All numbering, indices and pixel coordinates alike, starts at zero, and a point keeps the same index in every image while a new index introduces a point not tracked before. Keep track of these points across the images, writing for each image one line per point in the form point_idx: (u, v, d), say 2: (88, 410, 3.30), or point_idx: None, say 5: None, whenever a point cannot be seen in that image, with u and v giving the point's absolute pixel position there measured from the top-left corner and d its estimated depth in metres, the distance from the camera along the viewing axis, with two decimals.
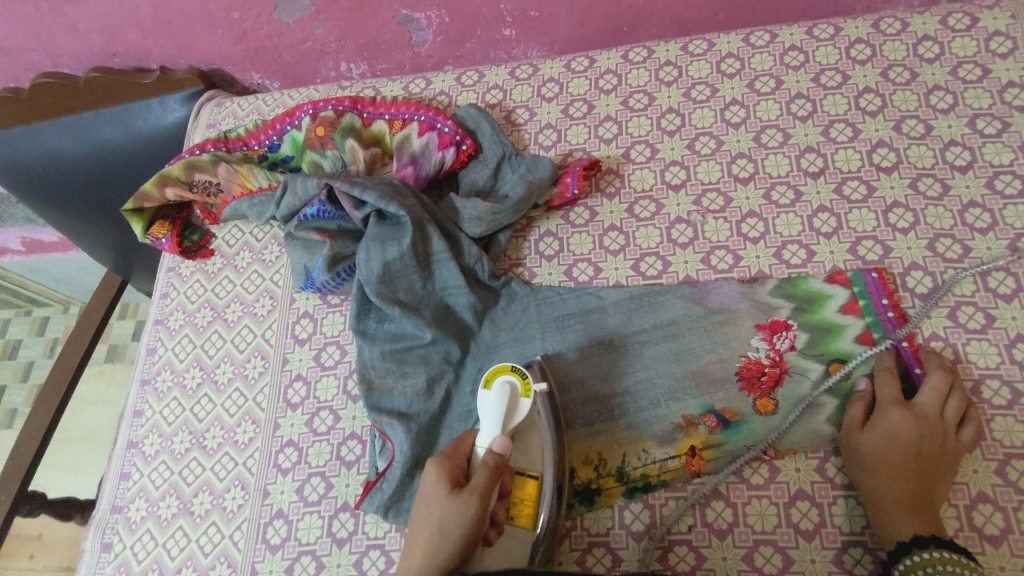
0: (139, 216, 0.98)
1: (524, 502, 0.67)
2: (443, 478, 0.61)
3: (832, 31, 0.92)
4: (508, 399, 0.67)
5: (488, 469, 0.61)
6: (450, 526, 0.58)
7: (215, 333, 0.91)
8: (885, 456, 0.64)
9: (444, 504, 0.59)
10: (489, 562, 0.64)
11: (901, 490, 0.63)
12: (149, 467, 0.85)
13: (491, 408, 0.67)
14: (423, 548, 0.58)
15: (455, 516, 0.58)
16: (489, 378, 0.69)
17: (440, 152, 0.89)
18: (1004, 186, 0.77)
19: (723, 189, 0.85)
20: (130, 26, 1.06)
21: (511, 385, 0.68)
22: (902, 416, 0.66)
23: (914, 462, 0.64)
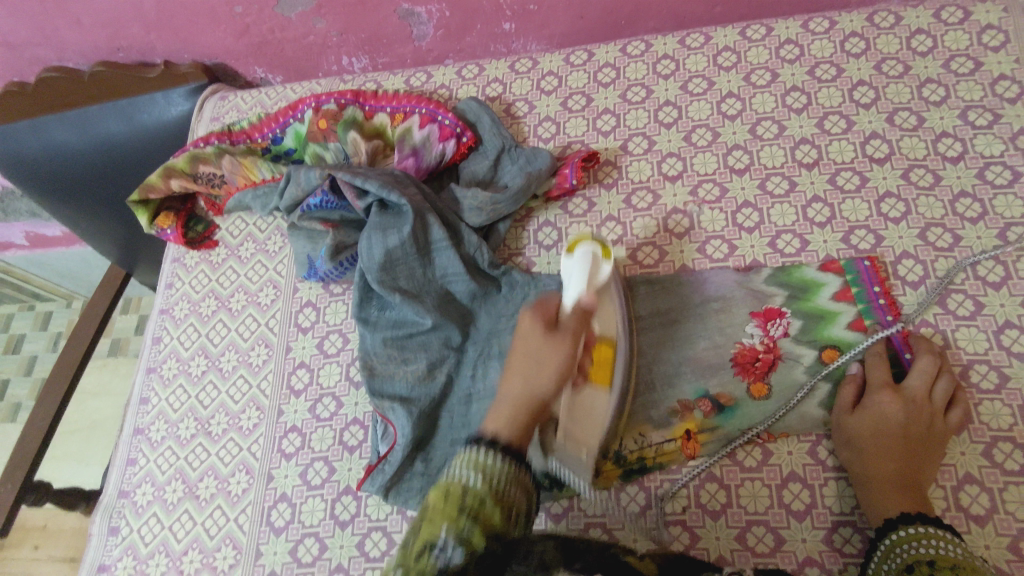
0: (144, 208, 0.99)
1: (602, 365, 0.72)
2: (535, 320, 0.68)
3: (827, 25, 0.93)
4: (592, 264, 0.71)
5: (581, 311, 0.69)
6: (541, 373, 0.64)
7: (219, 322, 0.93)
8: (873, 437, 0.66)
9: (536, 345, 0.66)
10: (573, 415, 0.71)
11: (889, 470, 0.64)
12: (155, 453, 0.86)
13: (576, 268, 0.71)
14: (525, 364, 0.65)
15: (555, 347, 0.66)
16: (571, 247, 0.73)
17: (441, 143, 0.91)
18: (995, 177, 0.79)
19: (718, 180, 0.86)
20: (135, 20, 1.08)
21: (593, 250, 0.71)
22: (891, 399, 0.67)
23: (902, 444, 0.65)
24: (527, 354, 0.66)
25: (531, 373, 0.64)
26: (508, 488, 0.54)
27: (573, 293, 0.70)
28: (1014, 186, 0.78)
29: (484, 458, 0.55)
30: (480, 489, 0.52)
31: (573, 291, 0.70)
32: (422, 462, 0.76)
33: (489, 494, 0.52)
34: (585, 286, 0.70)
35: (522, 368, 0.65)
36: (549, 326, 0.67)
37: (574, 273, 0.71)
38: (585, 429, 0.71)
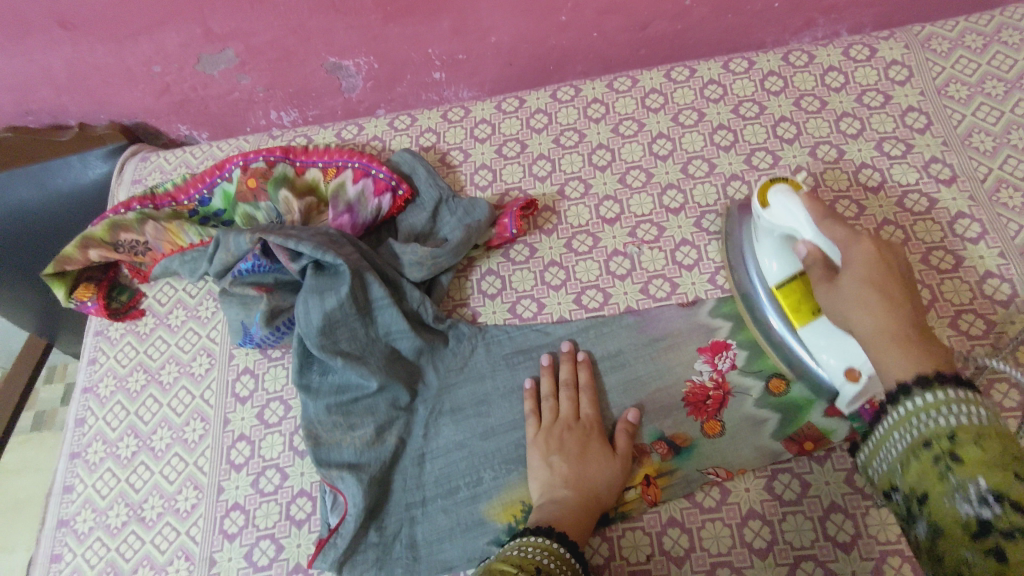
0: (61, 280, 0.92)
1: (801, 299, 0.71)
2: (827, 282, 0.64)
3: (746, 65, 0.97)
4: (794, 196, 0.68)
5: (831, 221, 0.65)
6: (854, 259, 0.62)
7: (150, 397, 0.87)
8: (868, 311, 0.60)
9: (847, 288, 0.62)
10: (839, 306, 0.63)
11: (899, 333, 0.57)
12: (82, 546, 0.79)
13: (792, 204, 0.68)
14: (886, 287, 0.60)
15: (848, 249, 0.63)
16: (762, 196, 0.71)
17: (376, 198, 0.89)
18: (912, 204, 0.83)
19: (656, 220, 0.87)
20: (45, 83, 1.03)
21: (788, 186, 0.69)
22: (868, 246, 0.62)
23: (883, 277, 0.61)
24: (871, 281, 0.61)
25: (895, 302, 0.60)
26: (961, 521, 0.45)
27: (811, 233, 0.66)
28: (932, 212, 0.82)
29: (555, 545, 0.62)
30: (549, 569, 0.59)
31: (806, 231, 0.67)
32: (376, 531, 0.73)
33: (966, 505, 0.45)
34: (811, 216, 0.67)
35: (867, 298, 0.60)
36: (840, 259, 0.64)
37: (787, 215, 0.68)
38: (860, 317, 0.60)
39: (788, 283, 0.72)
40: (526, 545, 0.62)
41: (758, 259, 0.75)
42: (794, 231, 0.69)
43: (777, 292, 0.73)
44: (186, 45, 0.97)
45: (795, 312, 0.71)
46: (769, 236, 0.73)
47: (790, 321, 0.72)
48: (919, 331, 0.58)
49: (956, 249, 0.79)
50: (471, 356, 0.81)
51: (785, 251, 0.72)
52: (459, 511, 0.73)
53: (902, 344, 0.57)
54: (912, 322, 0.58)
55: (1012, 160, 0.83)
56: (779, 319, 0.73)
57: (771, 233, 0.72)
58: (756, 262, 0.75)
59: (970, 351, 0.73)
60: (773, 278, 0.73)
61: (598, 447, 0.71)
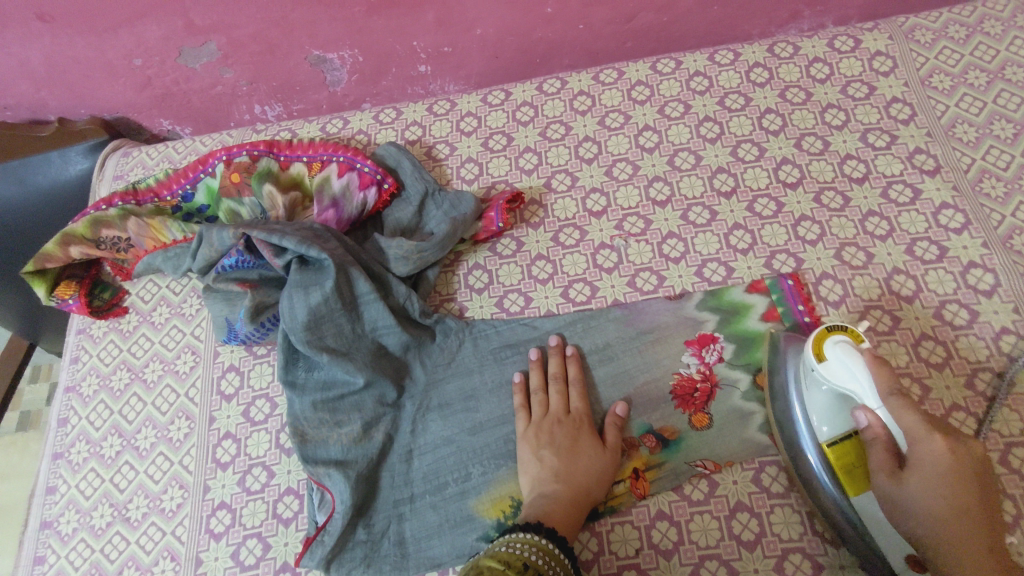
0: (41, 278, 0.90)
1: (850, 468, 0.62)
2: (891, 477, 0.57)
3: (731, 57, 0.97)
4: (859, 356, 0.60)
5: (900, 399, 0.57)
6: (923, 459, 0.56)
7: (134, 396, 0.86)
8: (932, 519, 0.55)
9: (915, 494, 0.56)
10: (909, 519, 0.56)
11: (982, 543, 0.54)
12: (66, 548, 0.78)
13: (852, 363, 0.59)
14: (959, 507, 0.55)
15: (915, 446, 0.56)
16: (817, 345, 0.62)
17: (362, 192, 0.88)
18: (897, 195, 0.83)
19: (642, 213, 0.87)
20: (23, 77, 1.01)
21: (848, 341, 0.61)
22: (941, 447, 0.55)
23: (961, 494, 0.55)
24: (957, 521, 0.54)
25: (959, 500, 0.55)
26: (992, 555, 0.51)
27: (874, 405, 0.58)
28: (916, 203, 0.82)
29: (544, 541, 0.61)
30: (538, 565, 0.59)
31: (869, 400, 0.59)
32: (364, 529, 0.72)
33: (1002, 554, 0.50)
34: (876, 383, 0.58)
35: (941, 508, 0.55)
36: (908, 453, 0.57)
37: (845, 373, 0.60)
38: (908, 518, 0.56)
39: (843, 441, 0.63)
40: (513, 541, 0.62)
41: (806, 404, 0.65)
42: (855, 396, 0.60)
43: (828, 452, 0.64)
44: (167, 38, 0.95)
45: (847, 477, 0.62)
46: (818, 389, 0.63)
47: (839, 482, 0.63)
48: (982, 519, 0.55)
49: (940, 240, 0.79)
50: (459, 350, 0.81)
51: (840, 415, 0.63)
52: (447, 507, 0.73)
53: (938, 523, 0.55)
54: (981, 519, 0.55)
55: (995, 150, 0.83)
56: (825, 473, 0.64)
57: (825, 390, 0.62)
58: (801, 394, 0.66)
59: (954, 341, 0.73)
60: (822, 433, 0.64)
61: (587, 440, 0.71)
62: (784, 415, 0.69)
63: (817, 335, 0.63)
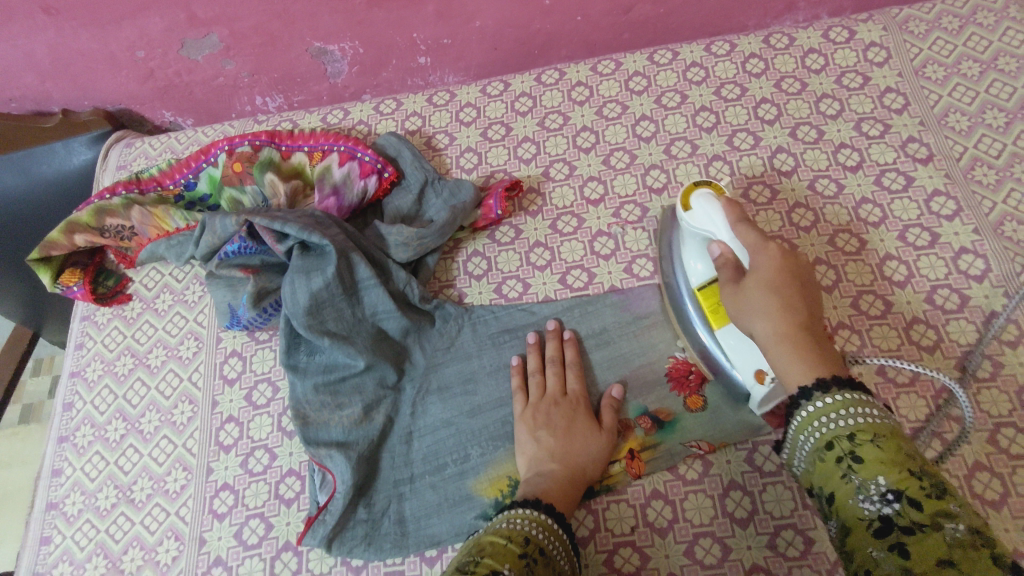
0: (47, 265, 0.91)
1: (715, 303, 0.72)
2: (734, 285, 0.65)
3: (728, 48, 0.99)
4: (716, 204, 0.70)
5: (745, 225, 0.67)
6: (761, 266, 0.63)
7: (138, 381, 0.87)
8: (776, 298, 0.61)
9: (755, 291, 0.62)
10: (742, 305, 0.63)
11: (797, 335, 0.60)
12: (71, 528, 0.80)
13: (712, 211, 0.69)
14: (788, 299, 0.61)
15: (757, 256, 0.64)
16: (685, 200, 0.73)
17: (362, 180, 0.89)
18: (890, 182, 0.84)
19: (639, 201, 0.88)
20: (27, 69, 1.02)
21: (710, 192, 0.71)
22: (774, 254, 0.63)
23: (797, 279, 0.62)
24: (780, 291, 0.61)
25: (797, 306, 0.61)
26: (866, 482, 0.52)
27: (727, 236, 0.68)
28: (909, 190, 0.83)
29: (545, 518, 0.63)
30: (538, 540, 0.60)
31: (722, 235, 0.68)
32: (364, 508, 0.74)
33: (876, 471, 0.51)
34: (728, 219, 0.68)
35: (769, 305, 0.61)
36: (750, 264, 0.65)
37: (704, 217, 0.70)
38: (750, 300, 0.62)
39: (709, 287, 0.73)
40: (516, 516, 0.63)
41: (685, 261, 0.75)
42: (712, 237, 0.70)
43: (700, 295, 0.73)
44: (170, 30, 0.96)
45: (713, 313, 0.72)
46: (691, 239, 0.73)
47: (706, 318, 0.73)
48: (808, 337, 0.60)
49: (932, 226, 0.80)
50: (458, 335, 0.82)
51: (707, 254, 0.72)
52: (446, 487, 0.74)
53: (773, 350, 0.61)
54: (826, 344, 0.61)
55: (987, 138, 0.85)
56: (704, 327, 0.73)
57: (692, 235, 0.73)
58: (682, 266, 0.76)
59: (945, 325, 0.75)
60: (694, 279, 0.74)
61: (585, 421, 0.73)
62: (672, 283, 0.78)
63: (687, 191, 0.73)
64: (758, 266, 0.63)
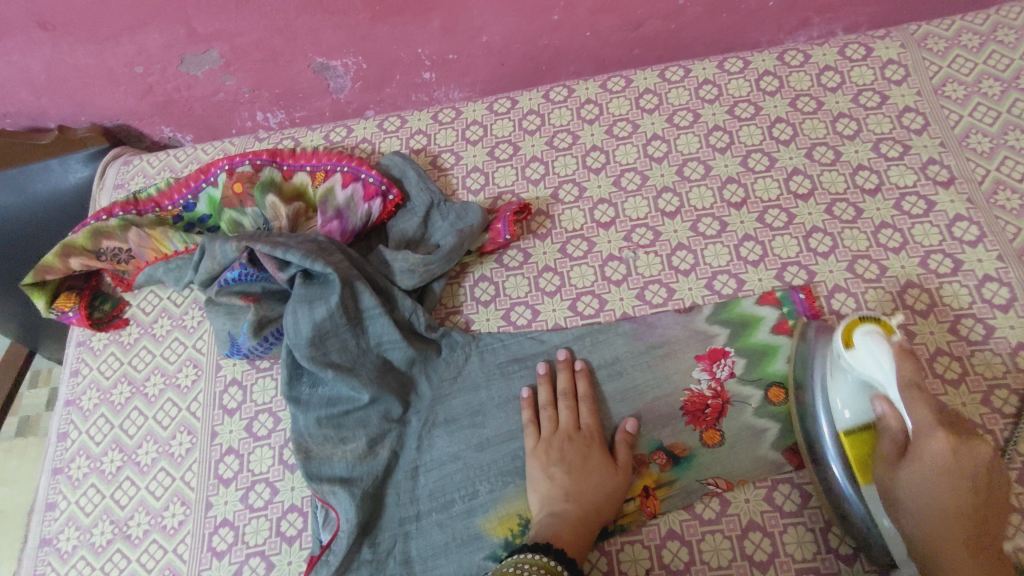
0: (41, 290, 0.89)
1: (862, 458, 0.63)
2: (891, 467, 0.60)
3: (741, 65, 0.96)
4: (877, 345, 0.62)
5: (919, 392, 0.59)
6: (925, 453, 0.58)
7: (135, 410, 0.85)
8: (932, 517, 0.58)
9: (930, 483, 0.58)
10: (910, 490, 0.59)
11: (960, 556, 0.56)
12: (66, 566, 0.77)
13: (880, 353, 0.61)
14: (956, 509, 0.57)
15: (923, 442, 0.58)
16: (847, 332, 0.64)
17: (366, 203, 0.87)
18: (911, 207, 0.82)
19: (651, 224, 0.86)
20: (23, 85, 1.00)
21: (878, 330, 0.63)
22: (944, 446, 0.58)
23: (972, 507, 0.57)
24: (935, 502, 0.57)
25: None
26: None
27: (895, 395, 0.60)
28: (930, 215, 0.81)
29: (552, 563, 0.60)
30: None
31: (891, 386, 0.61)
32: (369, 547, 0.71)
33: None
34: (899, 375, 0.60)
35: (944, 501, 0.57)
36: (913, 447, 0.59)
37: (871, 361, 0.62)
38: (920, 470, 0.58)
39: (857, 430, 0.63)
40: (520, 562, 0.60)
41: (828, 394, 0.66)
42: (878, 384, 0.62)
43: (843, 440, 0.64)
44: (169, 46, 0.94)
45: (860, 467, 0.63)
46: (843, 378, 0.64)
47: (854, 478, 0.63)
48: (977, 535, 0.57)
49: (955, 253, 0.78)
50: (465, 364, 0.80)
51: (863, 402, 0.63)
52: (454, 525, 0.71)
53: (931, 563, 0.57)
54: (970, 571, 0.56)
55: (1010, 161, 0.82)
56: (840, 470, 0.64)
57: (848, 379, 0.64)
58: (824, 398, 0.66)
59: (971, 356, 0.72)
60: (841, 422, 0.64)
61: (598, 458, 0.70)
62: (806, 384, 0.69)
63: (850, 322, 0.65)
64: (930, 449, 0.58)
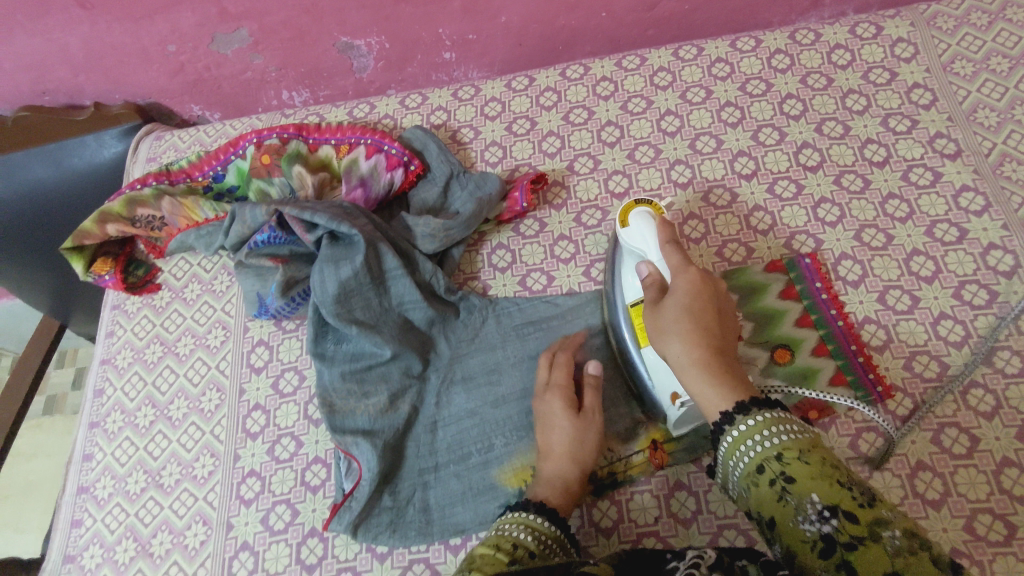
0: (80, 254, 0.94)
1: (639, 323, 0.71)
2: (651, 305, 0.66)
3: (753, 43, 0.99)
4: (654, 224, 0.72)
5: (672, 247, 0.69)
6: (680, 285, 0.65)
7: (166, 368, 0.89)
8: (690, 320, 0.61)
9: (670, 308, 0.63)
10: (670, 315, 0.62)
11: (712, 362, 0.59)
12: (102, 512, 0.81)
13: (646, 229, 0.72)
14: (707, 329, 0.61)
15: (676, 278, 0.66)
16: (624, 214, 0.74)
17: (389, 172, 0.91)
18: (918, 178, 0.84)
19: (664, 195, 0.89)
20: (62, 63, 1.04)
21: (647, 210, 0.73)
22: (692, 275, 0.65)
23: (717, 315, 0.63)
24: (698, 311, 0.62)
25: (708, 332, 0.61)
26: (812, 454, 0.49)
27: (656, 257, 0.70)
28: (937, 186, 0.83)
29: (535, 521, 0.62)
30: (526, 543, 0.59)
31: (645, 266, 0.70)
32: (389, 496, 0.74)
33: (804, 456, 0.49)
34: (659, 238, 0.71)
35: (683, 329, 0.61)
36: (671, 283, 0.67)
37: (638, 235, 0.72)
38: (675, 317, 0.62)
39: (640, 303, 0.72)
40: (504, 523, 0.63)
41: (621, 279, 0.75)
42: (645, 255, 0.72)
43: (632, 312, 0.72)
44: (201, 24, 0.98)
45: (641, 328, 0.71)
46: (628, 257, 0.74)
47: (637, 339, 0.72)
48: (723, 360, 0.59)
49: (961, 222, 0.80)
50: (483, 326, 0.83)
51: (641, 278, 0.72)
52: (471, 476, 0.74)
53: (699, 360, 0.59)
54: (721, 364, 0.59)
55: (1016, 134, 0.84)
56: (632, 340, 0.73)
57: (629, 255, 0.74)
58: (620, 280, 0.75)
59: (973, 321, 0.74)
60: (630, 297, 0.73)
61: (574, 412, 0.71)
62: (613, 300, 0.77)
63: (628, 207, 0.75)
64: (680, 280, 0.65)
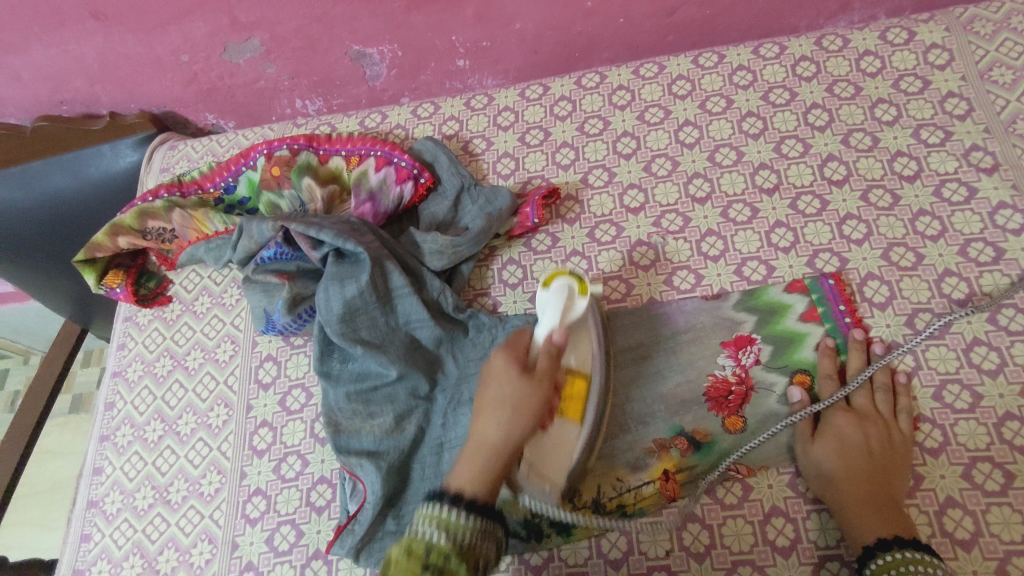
0: (92, 266, 0.95)
1: (573, 399, 0.70)
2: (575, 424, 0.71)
3: (777, 50, 0.95)
4: (567, 297, 0.70)
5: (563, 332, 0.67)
6: (508, 392, 0.64)
7: (176, 382, 0.89)
8: (843, 455, 0.66)
9: (855, 430, 0.67)
10: (825, 447, 0.67)
11: (867, 493, 0.63)
12: (110, 526, 0.81)
13: (551, 302, 0.69)
14: (861, 456, 0.66)
15: (517, 383, 0.64)
16: (548, 279, 0.72)
17: (398, 186, 0.89)
18: (951, 193, 0.79)
19: (681, 210, 0.85)
20: (78, 73, 1.04)
21: (569, 283, 0.70)
22: (531, 387, 0.64)
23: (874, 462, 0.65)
24: (851, 445, 0.66)
25: (861, 493, 0.64)
26: (475, 541, 0.56)
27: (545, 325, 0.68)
28: (971, 202, 0.78)
29: (451, 516, 0.56)
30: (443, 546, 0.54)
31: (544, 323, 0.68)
32: (393, 520, 0.73)
33: (455, 551, 0.54)
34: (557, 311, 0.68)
35: (860, 499, 0.63)
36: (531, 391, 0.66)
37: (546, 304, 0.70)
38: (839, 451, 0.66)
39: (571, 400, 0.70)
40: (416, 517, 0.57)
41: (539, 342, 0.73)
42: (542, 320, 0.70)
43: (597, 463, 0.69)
44: (213, 34, 0.97)
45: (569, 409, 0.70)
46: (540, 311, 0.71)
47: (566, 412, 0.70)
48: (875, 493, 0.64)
49: (996, 241, 0.75)
50: (491, 345, 0.79)
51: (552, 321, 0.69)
52: None
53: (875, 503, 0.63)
54: (861, 484, 0.64)
55: None
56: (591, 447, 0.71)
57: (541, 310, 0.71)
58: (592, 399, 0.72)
59: (1009, 348, 0.70)
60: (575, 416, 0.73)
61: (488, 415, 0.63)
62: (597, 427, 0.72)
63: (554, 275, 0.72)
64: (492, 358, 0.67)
